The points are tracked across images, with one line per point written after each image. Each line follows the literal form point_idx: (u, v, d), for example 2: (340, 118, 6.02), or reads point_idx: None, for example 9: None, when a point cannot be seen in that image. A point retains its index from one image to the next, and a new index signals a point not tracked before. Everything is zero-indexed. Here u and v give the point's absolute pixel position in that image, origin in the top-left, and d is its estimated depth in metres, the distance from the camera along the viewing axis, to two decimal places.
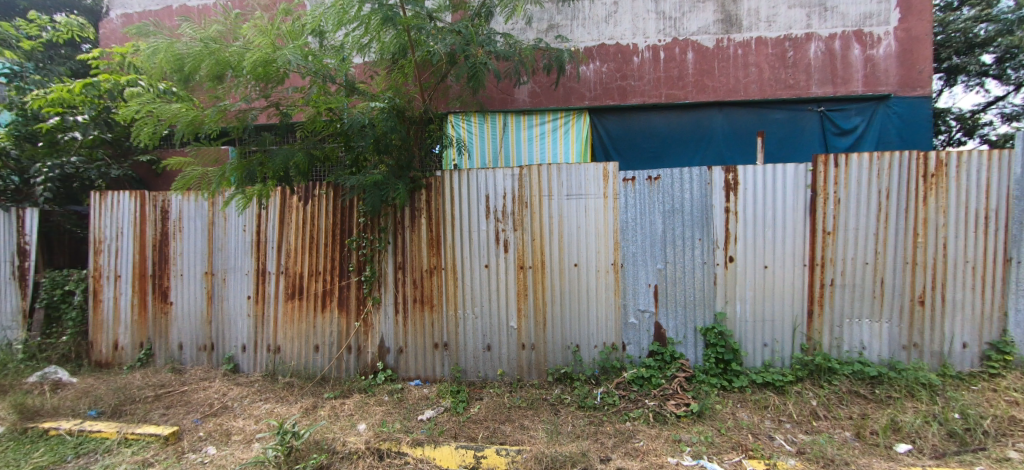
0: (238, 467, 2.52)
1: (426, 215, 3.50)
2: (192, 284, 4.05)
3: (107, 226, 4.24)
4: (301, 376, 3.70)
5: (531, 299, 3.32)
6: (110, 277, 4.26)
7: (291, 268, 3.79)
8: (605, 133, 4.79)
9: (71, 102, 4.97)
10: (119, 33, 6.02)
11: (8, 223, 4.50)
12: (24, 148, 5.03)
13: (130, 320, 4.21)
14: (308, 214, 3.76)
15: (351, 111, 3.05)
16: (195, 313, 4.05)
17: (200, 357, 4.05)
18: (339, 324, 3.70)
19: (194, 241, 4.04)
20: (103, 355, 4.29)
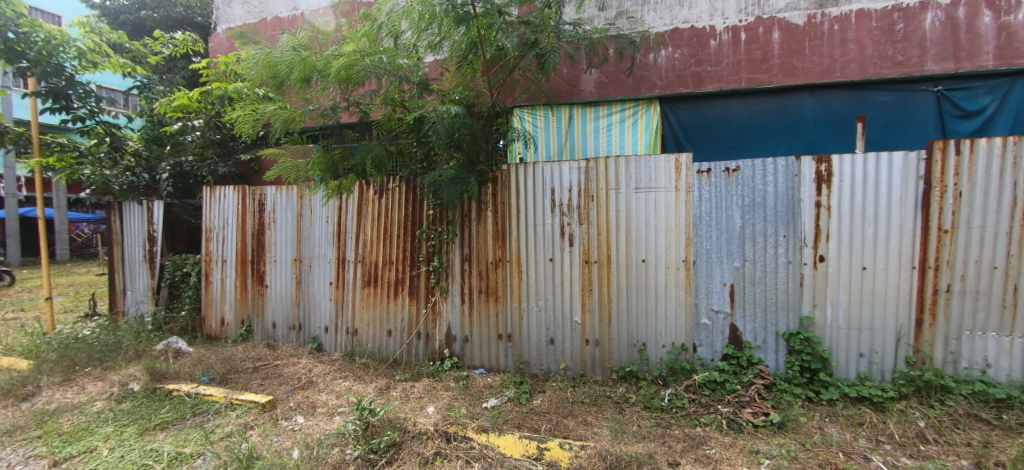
0: (322, 437, 2.75)
1: (492, 209, 3.56)
2: (283, 269, 4.47)
3: (216, 216, 4.81)
4: (376, 358, 3.96)
5: (597, 294, 3.26)
6: (218, 261, 4.83)
7: (368, 257, 4.05)
8: (677, 122, 4.54)
9: (188, 109, 5.66)
10: (224, 46, 6.78)
11: (141, 213, 5.26)
12: (153, 148, 5.85)
13: (233, 299, 4.75)
14: (383, 206, 3.98)
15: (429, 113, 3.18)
16: (285, 296, 4.47)
17: (290, 335, 4.47)
18: (410, 311, 3.89)
19: (284, 231, 4.44)
20: (213, 330, 4.89)
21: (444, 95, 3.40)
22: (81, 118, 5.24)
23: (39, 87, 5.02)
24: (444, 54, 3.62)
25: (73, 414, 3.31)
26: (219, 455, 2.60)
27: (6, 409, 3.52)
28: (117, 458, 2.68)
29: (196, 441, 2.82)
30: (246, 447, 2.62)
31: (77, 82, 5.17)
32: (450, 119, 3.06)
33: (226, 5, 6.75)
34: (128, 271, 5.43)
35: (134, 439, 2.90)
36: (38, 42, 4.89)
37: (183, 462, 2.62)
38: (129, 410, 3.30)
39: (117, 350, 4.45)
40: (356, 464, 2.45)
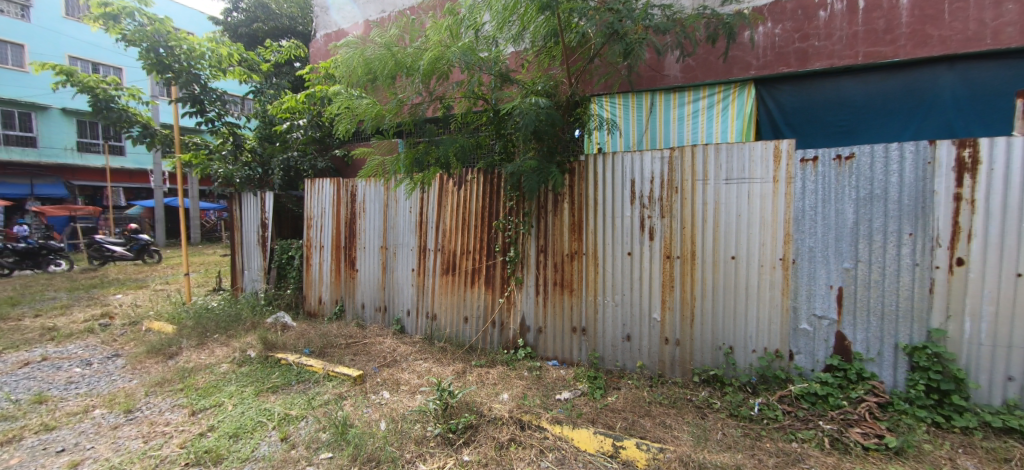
0: (406, 413, 2.92)
1: (569, 200, 3.51)
2: (371, 255, 4.80)
3: (315, 206, 5.29)
4: (453, 342, 4.12)
5: (678, 291, 3.08)
6: (317, 246, 5.32)
7: (447, 246, 4.21)
8: (776, 106, 4.13)
9: (295, 110, 6.28)
10: (323, 51, 7.41)
11: (257, 202, 5.97)
12: (265, 145, 6.57)
13: (329, 281, 5.22)
14: (461, 197, 4.10)
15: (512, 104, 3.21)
16: (373, 280, 4.81)
17: (376, 316, 4.81)
18: (486, 300, 3.99)
19: (373, 220, 4.77)
20: (312, 307, 5.41)
21: (525, 86, 3.40)
22: (211, 120, 6.06)
23: (180, 94, 5.86)
24: (524, 45, 3.61)
25: (205, 372, 3.87)
26: (319, 420, 2.88)
27: (158, 364, 4.20)
28: (239, 414, 3.08)
29: (300, 406, 3.15)
30: (341, 415, 2.88)
31: (208, 88, 5.97)
32: (528, 109, 3.06)
33: (324, 13, 7.37)
34: (246, 253, 6.19)
35: (251, 398, 3.31)
36: (180, 54, 5.69)
37: (290, 423, 2.94)
38: (247, 373, 3.77)
39: (237, 321, 5.10)
40: (436, 441, 2.58)
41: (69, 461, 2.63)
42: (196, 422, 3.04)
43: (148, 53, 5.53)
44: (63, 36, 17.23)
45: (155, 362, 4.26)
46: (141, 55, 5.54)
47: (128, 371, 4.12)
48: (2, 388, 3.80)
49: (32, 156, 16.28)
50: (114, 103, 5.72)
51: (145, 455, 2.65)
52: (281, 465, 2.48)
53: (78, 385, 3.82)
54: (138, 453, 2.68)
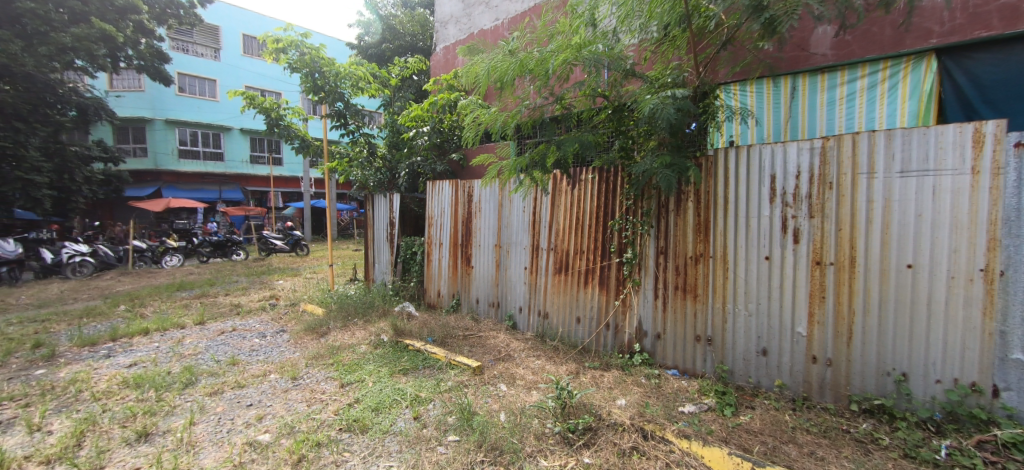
0: (524, 407, 2.99)
1: (694, 198, 3.25)
2: (486, 253, 5.02)
3: (436, 205, 5.70)
4: (565, 342, 4.11)
5: (831, 303, 2.65)
6: (437, 244, 5.73)
7: (560, 245, 4.21)
8: (969, 81, 3.32)
9: (420, 118, 6.85)
10: (442, 62, 7.98)
11: (387, 202, 6.64)
12: (394, 152, 7.25)
13: (448, 275, 5.57)
14: (575, 197, 4.07)
15: (645, 101, 3.03)
16: (487, 277, 5.02)
17: (490, 311, 5.01)
18: (599, 301, 3.90)
19: (488, 219, 4.98)
20: (432, 300, 5.84)
21: (652, 80, 3.27)
22: (353, 132, 6.91)
23: (329, 110, 6.78)
24: (646, 36, 3.45)
25: (349, 351, 4.41)
26: (446, 405, 3.09)
27: (313, 341, 4.91)
28: (378, 390, 3.45)
29: (428, 389, 3.42)
30: (465, 402, 3.06)
31: (350, 104, 6.81)
32: (664, 101, 2.91)
33: (443, 27, 7.95)
34: (377, 247, 6.91)
35: (386, 378, 3.69)
36: (330, 76, 6.54)
37: (421, 404, 3.20)
38: (382, 355, 4.22)
39: (372, 307, 5.72)
40: (555, 439, 2.59)
41: (255, 414, 3.21)
42: (344, 393, 3.48)
43: (307, 77, 6.46)
44: (242, 70, 21.18)
45: (311, 339, 4.99)
46: (302, 79, 6.50)
47: (292, 344, 4.89)
48: (208, 350, 4.78)
49: (220, 168, 20.43)
50: (282, 121, 6.83)
51: (309, 417, 3.10)
52: (415, 441, 2.72)
53: (257, 352, 4.65)
54: (304, 414, 3.16)
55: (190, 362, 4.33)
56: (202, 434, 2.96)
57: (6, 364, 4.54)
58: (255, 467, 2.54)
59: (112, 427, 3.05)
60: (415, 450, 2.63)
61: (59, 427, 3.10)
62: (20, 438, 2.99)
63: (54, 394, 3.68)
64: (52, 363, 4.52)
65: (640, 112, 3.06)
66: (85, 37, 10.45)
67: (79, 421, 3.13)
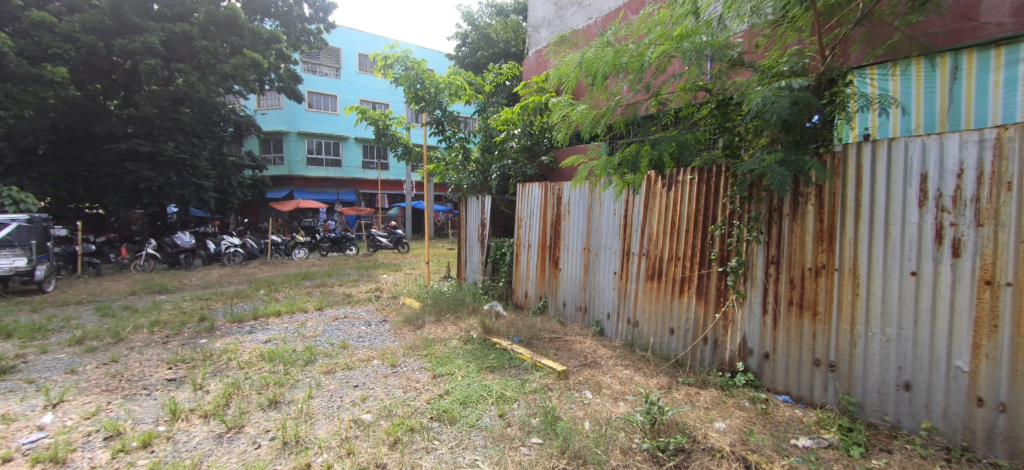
0: (610, 417, 2.85)
1: (816, 202, 2.83)
2: (575, 256, 4.92)
3: (525, 207, 5.73)
4: (657, 354, 3.85)
5: (1006, 334, 2.13)
6: (526, 245, 5.76)
7: (653, 251, 3.96)
8: None
9: (511, 122, 6.95)
10: (533, 66, 8.04)
11: (480, 204, 6.87)
12: (486, 155, 7.43)
13: (535, 277, 5.58)
14: (671, 199, 3.80)
15: (754, 92, 2.73)
16: (575, 280, 4.92)
17: (577, 316, 4.90)
18: (696, 312, 3.58)
19: (578, 222, 4.86)
20: (520, 300, 5.89)
21: (765, 70, 2.95)
22: (449, 138, 7.27)
23: (429, 118, 7.21)
24: (758, 21, 3.10)
25: (441, 344, 4.61)
26: (532, 407, 3.08)
27: (410, 332, 5.24)
28: (467, 385, 3.55)
29: (514, 388, 3.44)
30: (549, 405, 3.02)
31: (448, 111, 7.18)
32: (777, 91, 2.61)
33: (535, 32, 8.01)
34: (469, 247, 7.18)
35: (474, 373, 3.79)
36: (430, 87, 6.95)
37: (506, 402, 3.22)
38: (471, 350, 4.35)
39: (463, 304, 5.93)
40: (643, 456, 2.42)
41: (360, 395, 3.49)
42: (437, 383, 3.64)
43: (410, 89, 6.93)
44: (356, 85, 23.52)
45: (408, 330, 5.33)
46: (405, 91, 6.99)
47: (392, 334, 5.27)
48: (325, 333, 5.36)
49: (338, 173, 22.87)
50: (388, 130, 7.42)
51: (405, 403, 3.29)
52: (500, 439, 2.73)
53: (364, 339, 5.09)
54: (401, 399, 3.36)
55: (310, 343, 4.87)
56: (317, 407, 3.29)
57: (180, 332, 5.54)
58: (359, 444, 2.75)
59: (251, 393, 3.53)
60: (499, 447, 2.65)
61: (214, 388, 3.67)
62: (187, 393, 3.60)
63: (211, 360, 4.39)
64: (211, 335, 5.42)
65: (747, 105, 2.77)
66: (240, 65, 12.38)
67: (228, 384, 3.68)
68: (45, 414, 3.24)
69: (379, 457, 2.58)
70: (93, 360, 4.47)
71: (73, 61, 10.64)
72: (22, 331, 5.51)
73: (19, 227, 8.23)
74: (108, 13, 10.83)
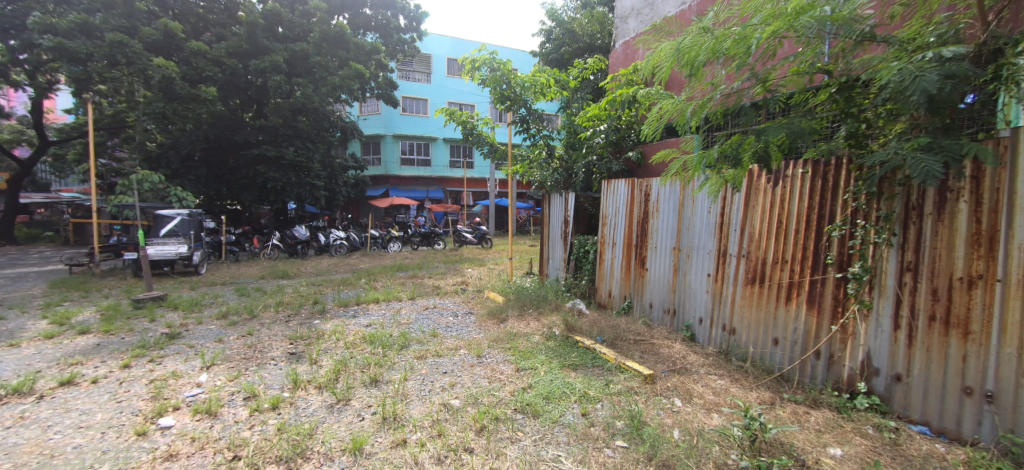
0: (704, 429, 2.70)
1: (970, 200, 2.40)
2: (664, 256, 4.70)
3: (610, 205, 5.60)
4: (758, 365, 3.54)
5: None
6: (610, 243, 5.63)
7: (755, 252, 3.64)
8: None
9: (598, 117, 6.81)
10: (621, 58, 7.80)
11: (563, 201, 6.84)
12: (570, 152, 7.40)
13: (620, 276, 5.43)
14: (778, 196, 3.47)
15: (889, 70, 2.37)
16: (664, 281, 4.70)
17: (665, 319, 4.68)
18: (806, 322, 3.24)
19: (668, 220, 4.64)
20: (603, 299, 5.76)
21: (903, 43, 2.53)
22: (534, 136, 7.33)
23: (515, 117, 7.31)
24: None
25: (524, 339, 4.70)
26: (616, 408, 3.02)
27: (495, 325, 5.40)
28: (549, 381, 3.58)
29: (597, 388, 3.39)
30: (635, 409, 2.93)
31: (533, 110, 7.22)
32: (918, 67, 2.25)
33: (623, 22, 7.75)
34: (552, 244, 7.19)
35: (557, 370, 3.80)
36: (516, 87, 7.04)
37: (589, 402, 3.19)
38: (553, 347, 4.37)
39: (545, 300, 5.96)
40: None
41: (449, 381, 3.69)
42: (519, 377, 3.72)
43: (496, 90, 7.08)
44: (445, 88, 24.71)
45: (492, 323, 5.50)
46: (492, 92, 7.15)
47: (477, 326, 5.48)
48: (417, 321, 5.75)
49: (429, 171, 24.24)
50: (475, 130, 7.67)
51: (491, 393, 3.42)
52: (583, 437, 2.72)
53: (451, 329, 5.36)
54: (486, 389, 3.49)
55: (404, 329, 5.26)
56: (412, 388, 3.55)
57: (299, 312, 6.33)
58: (449, 427, 2.91)
59: (356, 371, 3.91)
60: (582, 445, 2.64)
61: (326, 364, 4.13)
62: (305, 366, 4.10)
63: (323, 339, 4.94)
64: (323, 316, 6.10)
65: (880, 86, 2.42)
66: (347, 76, 13.60)
67: (337, 362, 4.12)
68: (202, 373, 3.89)
69: (467, 441, 2.71)
70: (235, 332, 5.27)
71: (219, 81, 12.52)
72: (184, 304, 6.69)
73: (180, 220, 10.03)
74: (244, 37, 12.57)
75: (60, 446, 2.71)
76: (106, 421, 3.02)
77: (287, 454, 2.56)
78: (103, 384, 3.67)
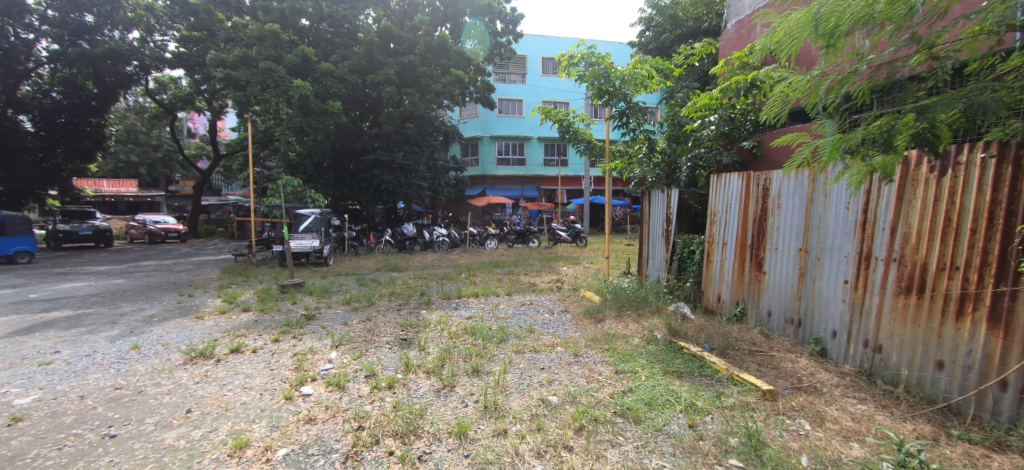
0: (840, 459, 2.36)
1: None
2: (787, 259, 4.19)
3: (721, 201, 5.15)
4: (913, 391, 2.99)
5: None
6: (720, 243, 5.18)
7: (910, 256, 3.08)
8: None
9: (707, 107, 6.29)
10: (734, 41, 7.15)
11: (665, 198, 6.48)
12: (674, 145, 7.08)
13: (732, 280, 4.96)
14: (946, 189, 2.88)
15: None
16: (787, 287, 4.19)
17: (788, 329, 4.18)
18: (987, 344, 2.65)
19: (792, 218, 4.14)
20: (711, 304, 5.32)
21: None
22: (634, 130, 7.03)
23: (614, 112, 7.07)
24: None
25: (623, 341, 4.54)
26: (730, 424, 2.77)
27: (592, 324, 5.31)
28: (651, 386, 3.42)
29: (706, 400, 3.14)
30: (753, 427, 2.67)
31: (633, 103, 6.91)
32: None
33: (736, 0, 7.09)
34: (653, 244, 6.83)
35: (659, 376, 3.61)
36: (616, 80, 6.79)
37: (697, 413, 2.98)
38: (655, 351, 4.15)
39: (645, 302, 5.69)
40: None
41: (547, 377, 3.72)
42: (619, 380, 3.60)
43: (595, 86, 6.90)
44: (542, 87, 24.91)
45: (589, 322, 5.41)
46: (590, 88, 6.99)
47: (574, 324, 5.43)
48: (515, 316, 5.89)
49: (525, 171, 24.67)
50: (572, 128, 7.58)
51: (588, 393, 3.36)
52: (691, 451, 2.54)
53: (547, 326, 5.39)
54: (584, 389, 3.45)
55: (503, 323, 5.43)
56: (511, 381, 3.64)
57: (408, 302, 6.87)
58: (548, 422, 2.93)
59: (460, 360, 4.12)
60: (690, 459, 2.47)
61: (432, 351, 4.42)
62: (415, 352, 4.44)
63: (429, 327, 5.30)
64: (429, 307, 6.55)
65: None
66: (449, 82, 14.38)
67: (442, 349, 4.40)
68: (332, 351, 4.42)
69: (566, 439, 2.70)
70: (357, 317, 5.93)
71: (343, 95, 14.09)
72: (317, 291, 7.68)
73: (313, 218, 11.61)
74: (363, 56, 13.98)
75: (232, 401, 3.28)
76: (263, 385, 3.60)
77: (402, 431, 2.79)
78: (260, 354, 4.37)
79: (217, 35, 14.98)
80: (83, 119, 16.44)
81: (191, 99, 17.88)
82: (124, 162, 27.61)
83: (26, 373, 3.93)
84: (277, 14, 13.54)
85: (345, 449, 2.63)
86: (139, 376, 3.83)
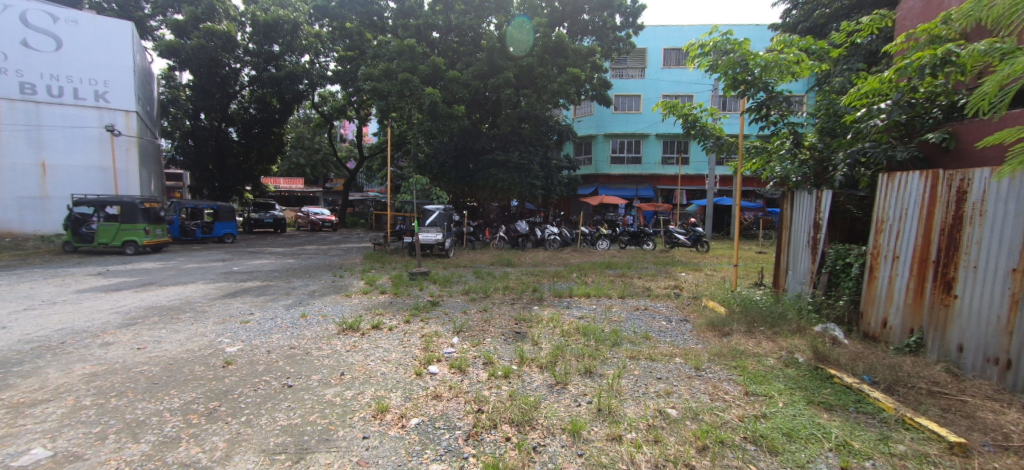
0: None
1: None
2: (994, 281, 3.34)
3: (892, 206, 4.30)
4: None
5: None
6: (888, 256, 4.32)
7: None
8: None
9: (876, 93, 5.26)
10: (919, 10, 5.86)
11: (812, 201, 5.66)
12: (827, 139, 6.09)
13: (905, 303, 4.10)
14: None
15: None
16: (991, 317, 3.34)
17: (991, 370, 3.33)
18: None
19: (1004, 230, 3.29)
20: (872, 329, 4.47)
21: None
22: (775, 123, 6.22)
23: (750, 104, 6.33)
24: None
25: (755, 360, 4.07)
26: None
27: (716, 337, 4.88)
28: (792, 415, 3.01)
29: (866, 442, 2.66)
30: None
31: (776, 93, 6.11)
32: None
33: None
34: (794, 253, 6.01)
35: (801, 405, 3.16)
36: (754, 69, 6.07)
37: (853, 455, 2.55)
38: (796, 376, 3.65)
39: (783, 318, 5.02)
40: None
41: (664, 388, 3.52)
42: (749, 402, 3.25)
43: (727, 77, 6.28)
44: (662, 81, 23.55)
45: (714, 335, 4.98)
46: (722, 80, 6.39)
47: (696, 335, 5.05)
48: (629, 320, 5.70)
49: (641, 170, 23.56)
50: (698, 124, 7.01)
51: (713, 411, 3.10)
52: None
53: (665, 334, 5.11)
54: (707, 406, 3.19)
55: (616, 327, 5.29)
56: (626, 387, 3.52)
57: (521, 297, 7.10)
58: (666, 435, 2.78)
59: (573, 358, 4.12)
60: None
61: (546, 347, 4.49)
62: (529, 345, 4.56)
63: (541, 323, 5.40)
64: (541, 303, 6.69)
65: None
66: (565, 82, 14.35)
67: (554, 346, 4.45)
68: (453, 337, 4.76)
69: (687, 457, 2.53)
70: (475, 306, 6.32)
71: (467, 99, 15.05)
72: (440, 280, 8.36)
73: (438, 213, 12.62)
74: (485, 61, 14.73)
75: (374, 370, 3.75)
76: (397, 359, 4.04)
77: (519, 419, 2.89)
78: (394, 332, 4.91)
79: (366, 53, 17.15)
80: (269, 129, 20.17)
81: (344, 109, 20.78)
82: (296, 163, 33.25)
83: (233, 328, 4.99)
84: (414, 30, 15.04)
85: (467, 428, 2.81)
86: (307, 339, 4.59)
